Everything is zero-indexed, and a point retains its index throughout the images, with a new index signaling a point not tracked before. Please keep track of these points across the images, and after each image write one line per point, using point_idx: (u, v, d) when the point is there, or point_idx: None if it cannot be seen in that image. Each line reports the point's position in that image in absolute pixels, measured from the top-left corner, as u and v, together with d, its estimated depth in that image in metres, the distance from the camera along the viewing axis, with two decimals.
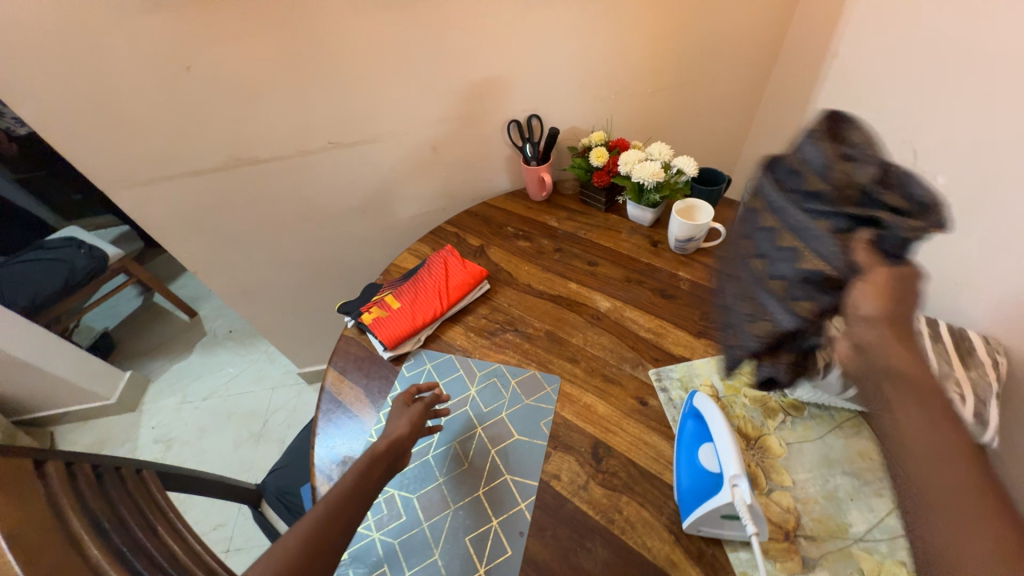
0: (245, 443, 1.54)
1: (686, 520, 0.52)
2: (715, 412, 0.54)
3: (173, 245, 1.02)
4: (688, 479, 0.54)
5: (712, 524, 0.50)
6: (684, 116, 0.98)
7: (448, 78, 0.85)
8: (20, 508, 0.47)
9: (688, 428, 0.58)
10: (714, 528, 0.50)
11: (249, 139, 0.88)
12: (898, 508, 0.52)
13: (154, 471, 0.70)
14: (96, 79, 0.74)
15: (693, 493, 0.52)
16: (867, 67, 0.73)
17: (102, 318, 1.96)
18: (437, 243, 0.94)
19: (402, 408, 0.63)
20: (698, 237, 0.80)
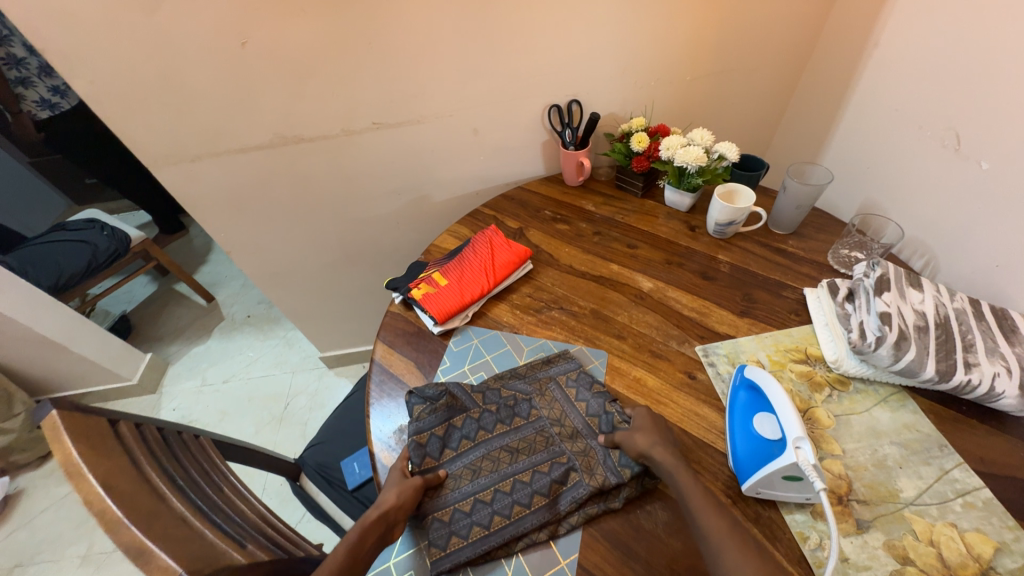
0: (266, 426, 1.56)
1: (747, 484, 0.54)
2: (779, 391, 0.56)
3: (212, 224, 1.04)
4: (745, 447, 0.56)
5: (773, 487, 0.53)
6: (720, 104, 1.00)
7: (496, 60, 0.87)
8: (108, 460, 0.49)
9: (741, 400, 0.60)
10: (772, 490, 0.53)
11: (297, 118, 0.90)
12: (945, 476, 0.54)
13: (209, 438, 0.72)
14: (157, 55, 0.75)
15: (751, 459, 0.54)
16: (909, 55, 0.75)
17: (117, 302, 1.97)
18: (476, 224, 0.96)
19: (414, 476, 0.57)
20: (738, 221, 0.82)
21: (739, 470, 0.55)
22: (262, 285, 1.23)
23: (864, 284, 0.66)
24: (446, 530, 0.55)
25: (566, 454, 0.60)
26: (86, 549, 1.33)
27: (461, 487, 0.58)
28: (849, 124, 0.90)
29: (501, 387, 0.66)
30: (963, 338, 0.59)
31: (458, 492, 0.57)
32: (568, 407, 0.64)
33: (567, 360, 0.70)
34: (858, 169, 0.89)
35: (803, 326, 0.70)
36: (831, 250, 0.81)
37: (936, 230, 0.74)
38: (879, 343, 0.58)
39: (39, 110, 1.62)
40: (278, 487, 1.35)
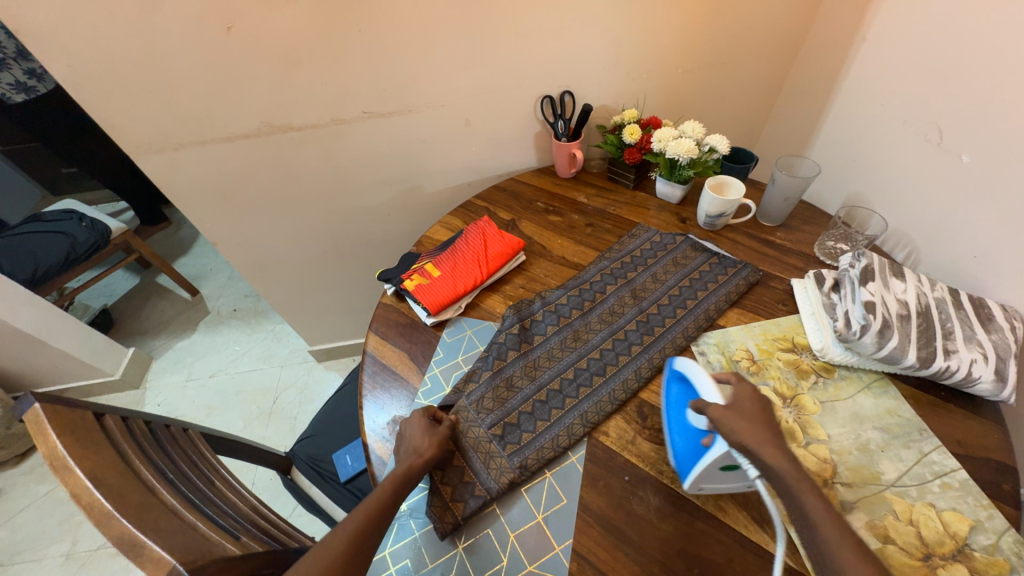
0: (255, 420, 1.54)
1: (689, 480, 0.53)
2: (710, 385, 0.54)
3: (196, 215, 1.02)
4: (685, 441, 0.55)
5: (710, 480, 0.53)
6: (710, 97, 1.01)
7: (490, 51, 0.86)
8: (95, 453, 0.48)
9: (675, 396, 0.59)
10: (713, 483, 0.53)
11: (285, 107, 0.88)
12: (924, 458, 0.56)
13: (197, 432, 0.70)
14: (135, 40, 0.72)
15: (690, 453, 0.54)
16: (895, 50, 0.77)
17: (97, 296, 1.92)
18: (467, 215, 0.95)
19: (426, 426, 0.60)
20: (729, 212, 0.83)
21: (682, 465, 0.55)
22: (249, 276, 1.21)
23: (849, 274, 0.68)
24: (546, 407, 0.64)
25: (634, 322, 0.72)
26: (69, 547, 1.30)
27: (556, 362, 0.69)
28: (836, 118, 0.92)
29: (568, 288, 0.79)
30: (942, 326, 0.61)
31: (557, 364, 0.68)
32: (650, 281, 0.78)
33: (643, 245, 0.85)
34: (844, 162, 0.91)
35: (791, 315, 0.72)
36: (817, 242, 0.83)
37: (918, 223, 0.76)
38: (863, 331, 0.60)
39: (14, 93, 1.56)
40: (267, 482, 1.34)
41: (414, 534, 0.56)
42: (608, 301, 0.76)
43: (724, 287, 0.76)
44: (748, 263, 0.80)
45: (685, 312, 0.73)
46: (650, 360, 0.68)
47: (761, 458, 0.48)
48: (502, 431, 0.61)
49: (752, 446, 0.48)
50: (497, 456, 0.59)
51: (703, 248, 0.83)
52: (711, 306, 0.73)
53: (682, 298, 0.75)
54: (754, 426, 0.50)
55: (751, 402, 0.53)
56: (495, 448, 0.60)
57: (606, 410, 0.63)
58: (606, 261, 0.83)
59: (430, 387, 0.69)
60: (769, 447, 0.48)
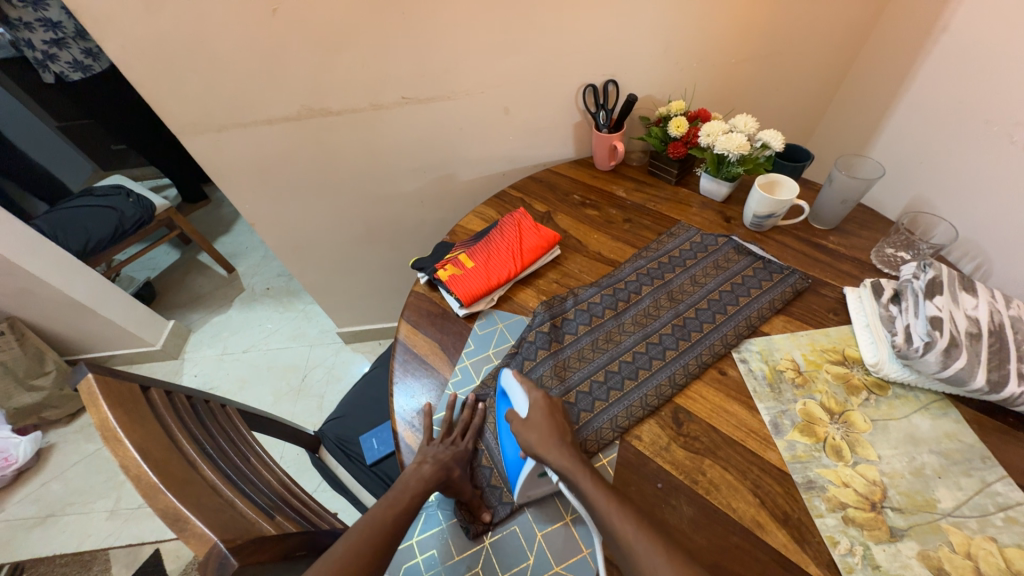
0: (285, 396, 1.59)
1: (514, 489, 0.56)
2: (525, 398, 0.59)
3: (237, 195, 1.04)
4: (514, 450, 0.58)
5: (536, 487, 0.56)
6: (763, 89, 0.96)
7: (535, 37, 0.83)
8: (142, 425, 0.49)
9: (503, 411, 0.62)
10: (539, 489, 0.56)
11: (326, 90, 0.88)
12: (987, 489, 0.52)
13: (234, 409, 0.73)
14: (186, 20, 0.73)
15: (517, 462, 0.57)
16: (982, 41, 0.70)
17: (141, 269, 2.01)
18: (502, 206, 0.94)
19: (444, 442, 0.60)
20: (778, 213, 0.79)
21: (511, 474, 0.58)
22: (283, 257, 1.24)
23: (913, 286, 0.63)
24: (574, 408, 0.62)
25: (669, 326, 0.70)
26: (113, 504, 1.39)
27: (586, 363, 0.67)
28: (903, 116, 0.85)
29: (601, 287, 0.77)
30: (1017, 348, 0.56)
31: (587, 365, 0.67)
32: (689, 283, 0.75)
33: (683, 245, 0.82)
34: (910, 163, 0.84)
35: (842, 326, 0.68)
36: (874, 249, 0.78)
37: (992, 233, 0.70)
38: (927, 349, 0.56)
39: (72, 72, 1.61)
40: (294, 457, 1.38)
41: (441, 525, 0.56)
42: (642, 302, 0.74)
43: (768, 294, 0.72)
44: (796, 269, 0.75)
45: (725, 318, 0.70)
46: (685, 366, 0.65)
47: (553, 462, 0.53)
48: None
49: (544, 454, 0.53)
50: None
51: (747, 251, 0.79)
52: (753, 313, 0.70)
53: (722, 303, 0.72)
54: (548, 436, 0.55)
55: (551, 414, 0.58)
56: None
57: (637, 415, 0.61)
58: (641, 260, 0.81)
59: (461, 378, 0.69)
60: (560, 451, 0.53)
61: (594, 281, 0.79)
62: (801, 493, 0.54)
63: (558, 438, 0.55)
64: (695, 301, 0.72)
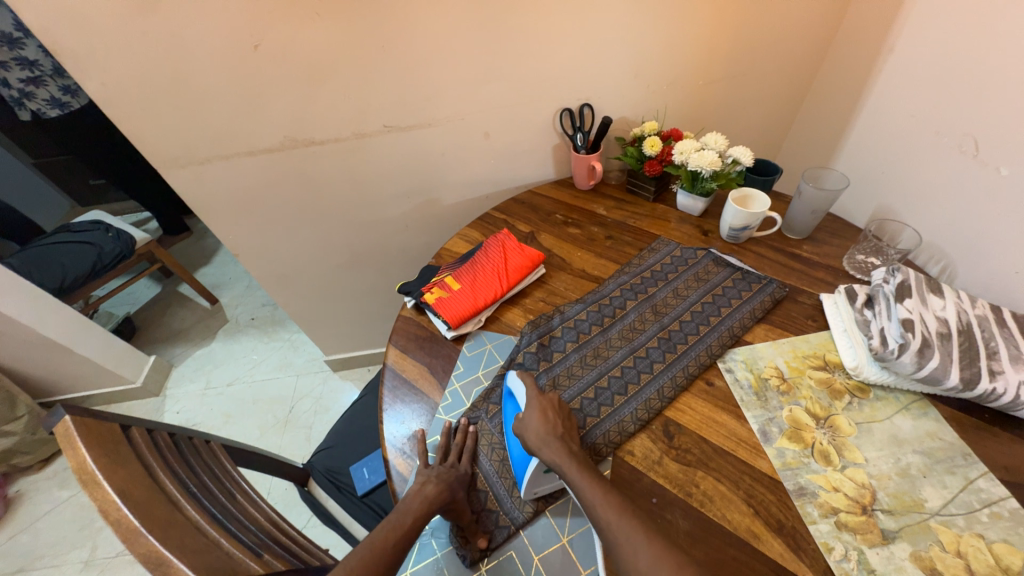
0: (271, 429, 1.55)
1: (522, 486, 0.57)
2: (526, 392, 0.62)
3: (219, 226, 1.03)
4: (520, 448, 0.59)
5: (543, 484, 0.56)
6: (731, 108, 1.00)
7: (511, 65, 0.87)
8: (123, 467, 0.48)
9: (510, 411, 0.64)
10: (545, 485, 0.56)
11: (309, 121, 0.89)
12: (970, 486, 0.54)
13: (219, 445, 0.71)
14: (168, 59, 0.74)
15: (523, 459, 0.58)
16: (927, 60, 0.75)
17: (120, 304, 1.96)
18: (486, 228, 0.95)
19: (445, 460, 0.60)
20: (753, 225, 0.82)
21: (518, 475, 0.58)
22: (268, 287, 1.23)
23: (884, 290, 0.66)
24: None
25: (655, 339, 0.71)
26: (88, 554, 1.31)
27: (576, 380, 0.67)
28: (862, 130, 0.90)
29: (587, 304, 0.78)
30: (986, 345, 0.59)
31: (577, 382, 0.67)
32: (672, 297, 0.77)
33: (664, 259, 0.84)
34: (872, 173, 0.89)
35: (821, 332, 0.70)
36: (846, 256, 0.81)
37: (954, 236, 0.74)
38: (902, 350, 0.58)
39: (49, 109, 1.61)
40: (282, 492, 1.34)
41: (436, 554, 0.55)
42: (628, 317, 0.75)
43: (749, 303, 0.74)
44: (774, 279, 0.78)
45: (709, 329, 0.71)
46: (672, 378, 0.66)
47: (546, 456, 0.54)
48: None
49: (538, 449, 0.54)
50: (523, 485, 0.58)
51: (726, 263, 0.81)
52: (736, 324, 0.72)
53: (704, 315, 0.73)
54: (542, 433, 0.56)
55: (546, 411, 0.60)
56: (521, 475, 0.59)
57: (629, 430, 0.62)
58: (624, 276, 0.82)
59: (451, 402, 0.68)
60: (554, 447, 0.55)
61: (580, 298, 0.80)
62: (794, 501, 0.54)
63: (551, 434, 0.56)
64: (679, 314, 0.74)
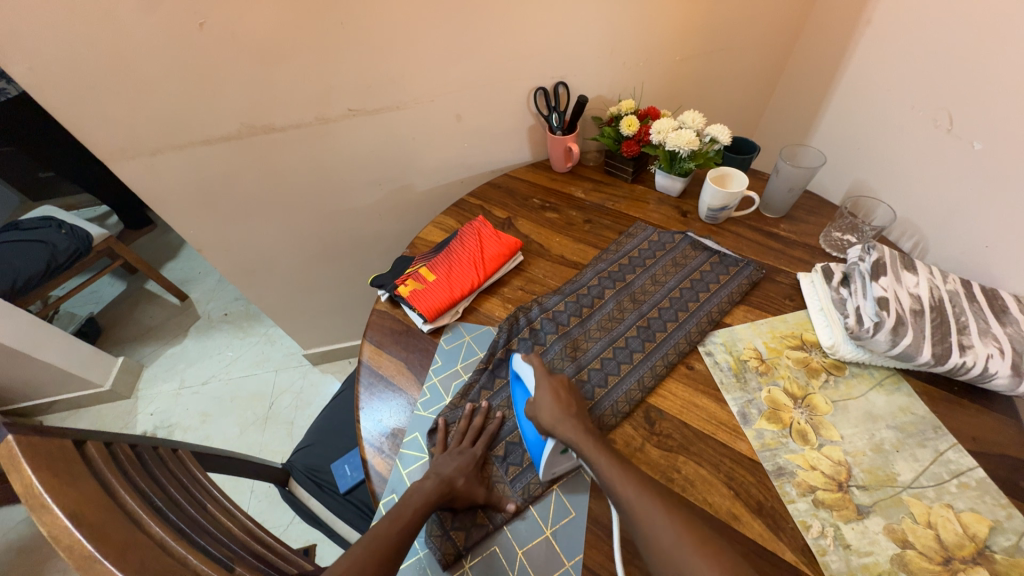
0: (251, 427, 1.51)
1: (540, 469, 0.56)
2: (533, 375, 0.61)
3: (178, 221, 0.97)
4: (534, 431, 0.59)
5: (560, 464, 0.56)
6: (708, 84, 0.98)
7: (481, 42, 0.82)
8: (76, 487, 0.45)
9: (520, 397, 0.61)
10: (562, 464, 0.57)
11: (267, 106, 0.84)
12: (940, 457, 0.55)
13: (188, 452, 0.68)
14: (103, 40, 0.67)
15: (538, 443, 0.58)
16: (902, 31, 0.74)
17: (82, 304, 1.87)
18: (461, 215, 0.92)
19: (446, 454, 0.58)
20: (731, 205, 0.81)
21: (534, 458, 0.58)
22: (237, 282, 1.17)
23: (859, 268, 0.66)
24: None
25: (635, 328, 0.70)
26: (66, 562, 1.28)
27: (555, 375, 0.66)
28: (838, 105, 0.89)
29: (564, 294, 0.76)
30: (957, 320, 0.60)
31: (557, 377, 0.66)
32: (649, 284, 0.76)
33: (641, 244, 0.82)
34: (848, 149, 0.88)
35: (798, 311, 0.70)
36: (823, 233, 0.81)
37: (927, 211, 0.74)
38: (876, 329, 0.58)
39: None
40: (265, 490, 1.32)
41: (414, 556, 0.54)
42: (607, 306, 0.74)
43: (727, 287, 0.74)
44: (751, 261, 0.77)
45: (687, 315, 0.70)
46: (652, 367, 0.65)
47: (563, 435, 0.54)
48: (504, 452, 0.60)
49: (554, 428, 0.54)
50: (500, 485, 0.58)
51: (703, 247, 0.80)
52: (714, 309, 0.71)
53: (683, 302, 0.72)
54: (555, 412, 0.56)
55: (557, 391, 0.59)
56: (498, 472, 0.59)
57: (610, 423, 0.61)
58: (601, 262, 0.81)
59: (429, 397, 0.66)
60: (569, 426, 0.54)
61: (557, 289, 0.78)
62: (773, 481, 0.55)
63: (566, 413, 0.56)
64: (657, 302, 0.73)
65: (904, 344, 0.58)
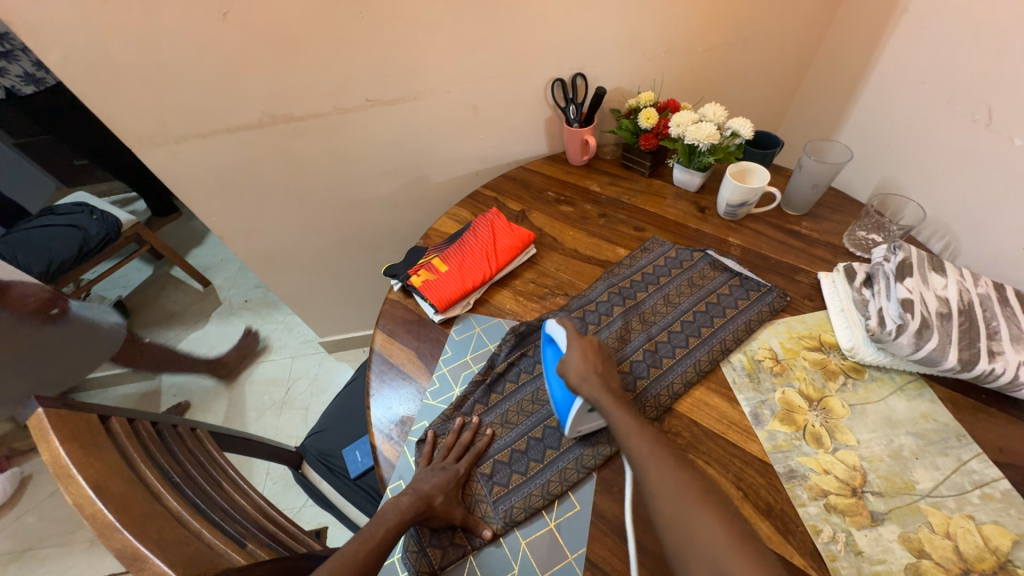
0: (268, 411, 1.56)
1: (566, 426, 0.57)
2: (565, 334, 0.62)
3: (201, 208, 1.00)
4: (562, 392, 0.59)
5: (584, 423, 0.57)
6: (731, 77, 0.95)
7: (499, 32, 0.81)
8: (101, 460, 0.47)
9: (552, 355, 0.62)
10: (587, 424, 0.57)
11: (287, 96, 0.85)
12: (963, 467, 0.53)
13: (206, 432, 0.70)
14: (131, 28, 0.69)
15: (565, 403, 0.58)
16: (941, 21, 0.70)
17: (111, 287, 1.94)
18: (475, 207, 0.92)
19: (428, 468, 0.57)
20: (751, 202, 0.79)
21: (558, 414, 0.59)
22: (256, 270, 1.20)
23: (883, 269, 0.64)
24: (540, 445, 0.59)
25: (641, 352, 0.66)
26: None
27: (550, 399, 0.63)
28: (869, 98, 0.86)
29: (571, 310, 0.72)
30: (987, 326, 0.57)
31: None
32: (661, 304, 0.71)
33: (657, 260, 0.77)
34: (877, 145, 0.85)
35: (817, 312, 0.68)
36: (846, 232, 0.78)
37: (960, 211, 0.71)
38: (899, 331, 0.56)
39: (23, 85, 1.57)
40: (280, 472, 1.36)
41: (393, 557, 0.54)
42: (613, 326, 0.69)
43: (745, 314, 0.68)
44: (774, 286, 0.71)
45: (699, 342, 0.66)
46: (656, 397, 0.61)
47: (587, 394, 0.55)
48: (490, 470, 0.58)
49: (578, 387, 0.56)
50: (483, 503, 0.56)
51: (723, 266, 0.74)
52: (729, 336, 0.66)
53: (696, 325, 0.67)
54: (581, 369, 0.57)
55: (586, 350, 0.60)
56: (482, 490, 0.57)
57: (604, 454, 0.58)
58: (613, 276, 0.76)
59: (439, 387, 0.67)
60: (594, 384, 0.56)
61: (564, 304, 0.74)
62: (783, 483, 0.53)
63: (591, 372, 0.57)
64: (667, 327, 0.68)
65: (929, 348, 0.56)
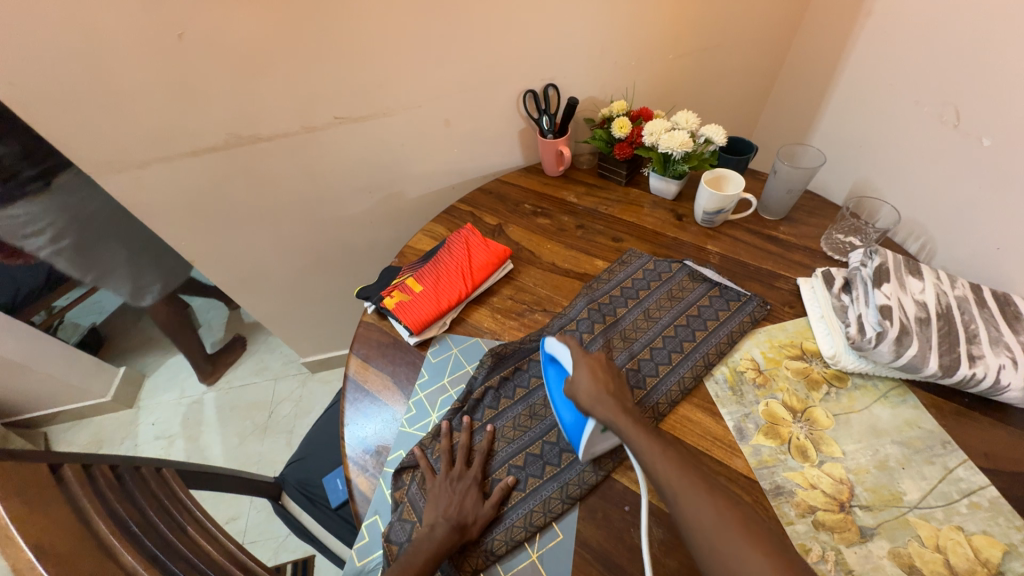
0: (251, 436, 1.52)
1: (580, 451, 0.56)
2: (571, 355, 0.59)
3: (168, 233, 0.97)
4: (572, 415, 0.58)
5: (599, 444, 0.56)
6: (704, 83, 0.95)
7: (466, 45, 0.80)
8: (46, 515, 0.43)
9: (555, 375, 0.61)
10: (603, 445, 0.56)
11: (252, 116, 0.82)
12: (949, 475, 0.52)
13: (172, 471, 0.67)
14: (81, 52, 0.66)
15: (576, 426, 0.56)
16: (906, 23, 0.70)
17: None
18: (451, 223, 0.90)
19: (445, 483, 0.56)
20: (728, 208, 0.78)
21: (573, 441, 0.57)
22: (231, 293, 1.17)
23: (861, 274, 0.63)
24: (523, 472, 0.57)
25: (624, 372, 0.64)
26: None
27: (530, 426, 0.61)
28: (840, 100, 0.86)
29: (551, 329, 0.70)
30: (966, 329, 0.56)
31: (539, 424, 0.61)
32: (642, 319, 0.69)
33: (636, 273, 0.76)
34: (850, 147, 0.85)
35: (798, 319, 0.67)
36: (824, 235, 0.78)
37: (933, 211, 0.71)
38: (879, 339, 0.55)
39: None
40: (264, 501, 1.32)
41: None
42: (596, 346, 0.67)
43: (726, 325, 0.67)
44: (754, 295, 0.70)
45: (682, 358, 0.64)
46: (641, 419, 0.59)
47: (600, 414, 0.53)
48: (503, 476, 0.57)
49: (590, 407, 0.54)
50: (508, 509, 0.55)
51: (702, 277, 0.73)
52: (711, 350, 0.64)
53: (677, 340, 0.66)
54: (592, 390, 0.55)
55: (594, 369, 0.58)
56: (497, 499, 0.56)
57: (590, 482, 0.56)
58: (593, 292, 0.74)
59: (415, 413, 0.65)
60: (607, 404, 0.54)
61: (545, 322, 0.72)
62: (770, 499, 0.52)
63: (603, 391, 0.55)
64: (649, 344, 0.66)
65: (910, 355, 0.55)
